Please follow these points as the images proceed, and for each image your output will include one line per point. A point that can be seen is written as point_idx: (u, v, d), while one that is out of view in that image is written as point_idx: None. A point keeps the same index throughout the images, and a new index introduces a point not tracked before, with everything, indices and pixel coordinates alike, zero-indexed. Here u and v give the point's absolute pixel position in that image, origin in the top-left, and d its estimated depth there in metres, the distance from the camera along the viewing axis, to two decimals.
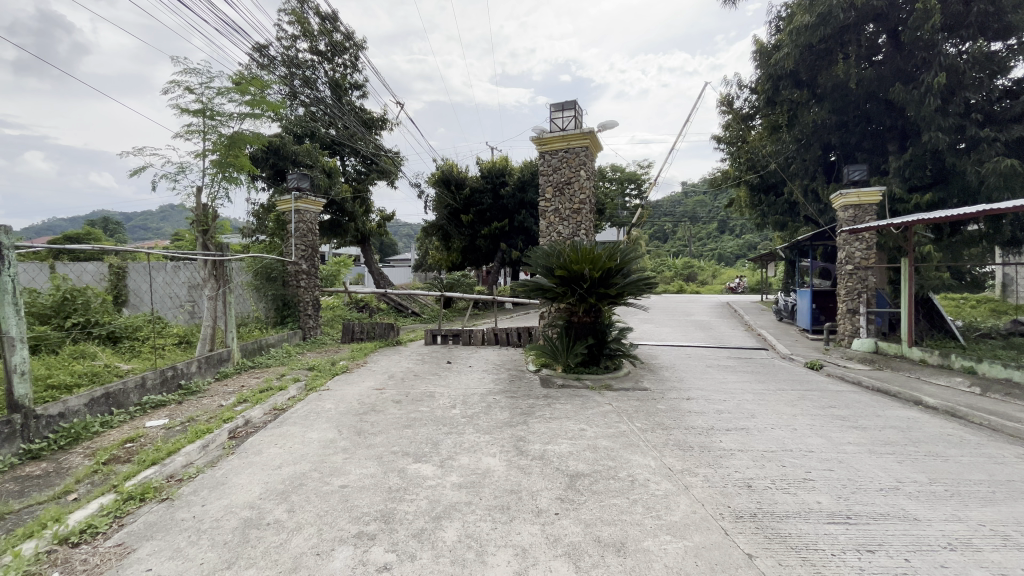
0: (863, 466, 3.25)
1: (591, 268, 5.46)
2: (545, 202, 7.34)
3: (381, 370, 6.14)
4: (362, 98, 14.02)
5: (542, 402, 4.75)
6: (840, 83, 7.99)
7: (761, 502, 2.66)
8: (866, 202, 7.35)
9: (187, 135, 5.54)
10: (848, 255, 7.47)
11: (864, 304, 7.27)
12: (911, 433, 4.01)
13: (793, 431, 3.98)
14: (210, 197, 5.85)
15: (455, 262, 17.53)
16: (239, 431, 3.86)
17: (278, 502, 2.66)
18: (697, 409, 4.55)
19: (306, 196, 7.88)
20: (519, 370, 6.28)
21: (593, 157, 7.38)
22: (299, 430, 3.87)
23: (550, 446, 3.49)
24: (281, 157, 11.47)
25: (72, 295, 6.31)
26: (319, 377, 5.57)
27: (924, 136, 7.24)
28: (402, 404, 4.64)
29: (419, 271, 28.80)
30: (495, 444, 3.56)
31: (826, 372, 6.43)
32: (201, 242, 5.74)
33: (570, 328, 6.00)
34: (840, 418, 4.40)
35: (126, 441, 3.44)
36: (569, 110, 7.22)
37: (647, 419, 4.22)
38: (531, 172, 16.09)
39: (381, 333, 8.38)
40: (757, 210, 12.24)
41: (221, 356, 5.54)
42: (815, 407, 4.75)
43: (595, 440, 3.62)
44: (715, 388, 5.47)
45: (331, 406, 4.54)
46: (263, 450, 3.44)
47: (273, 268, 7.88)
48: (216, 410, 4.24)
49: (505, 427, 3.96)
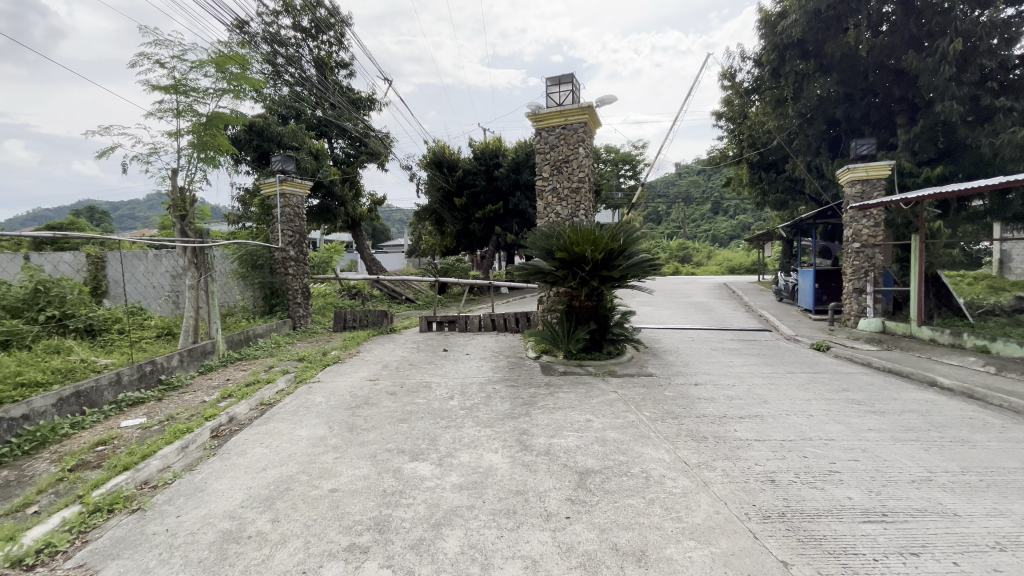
0: (890, 455, 3.05)
1: (593, 249, 5.20)
2: (542, 182, 7.03)
3: (375, 360, 5.88)
4: (350, 78, 13.48)
5: (544, 390, 4.52)
6: (848, 52, 7.59)
7: (788, 499, 2.45)
8: (875, 177, 7.09)
9: (162, 115, 5.14)
10: (855, 232, 7.23)
11: (871, 283, 7.05)
12: (931, 416, 3.83)
13: (810, 418, 3.78)
14: (188, 179, 5.45)
15: (449, 247, 17.34)
16: (222, 430, 3.61)
17: (261, 510, 2.42)
18: (707, 396, 4.35)
19: (292, 178, 7.54)
20: (519, 356, 6.05)
21: (592, 134, 7.06)
22: (287, 427, 3.63)
23: (556, 440, 3.27)
24: (265, 138, 10.97)
25: (45, 287, 5.95)
26: (309, 368, 5.31)
27: (937, 107, 6.93)
28: (397, 396, 4.40)
29: (413, 257, 28.50)
30: (497, 438, 3.34)
31: (835, 353, 6.24)
32: (179, 228, 5.38)
33: (571, 313, 5.77)
34: (856, 401, 4.22)
35: (98, 444, 3.17)
36: (567, 84, 6.89)
37: (656, 407, 4.01)
38: (525, 152, 15.71)
39: (375, 321, 8.15)
40: (757, 188, 11.97)
41: (205, 348, 5.26)
42: (827, 390, 4.57)
43: (603, 432, 3.41)
44: (723, 372, 5.28)
45: (321, 400, 4.29)
46: (248, 450, 3.20)
47: (259, 255, 7.50)
48: (198, 407, 3.97)
49: (507, 419, 3.74)
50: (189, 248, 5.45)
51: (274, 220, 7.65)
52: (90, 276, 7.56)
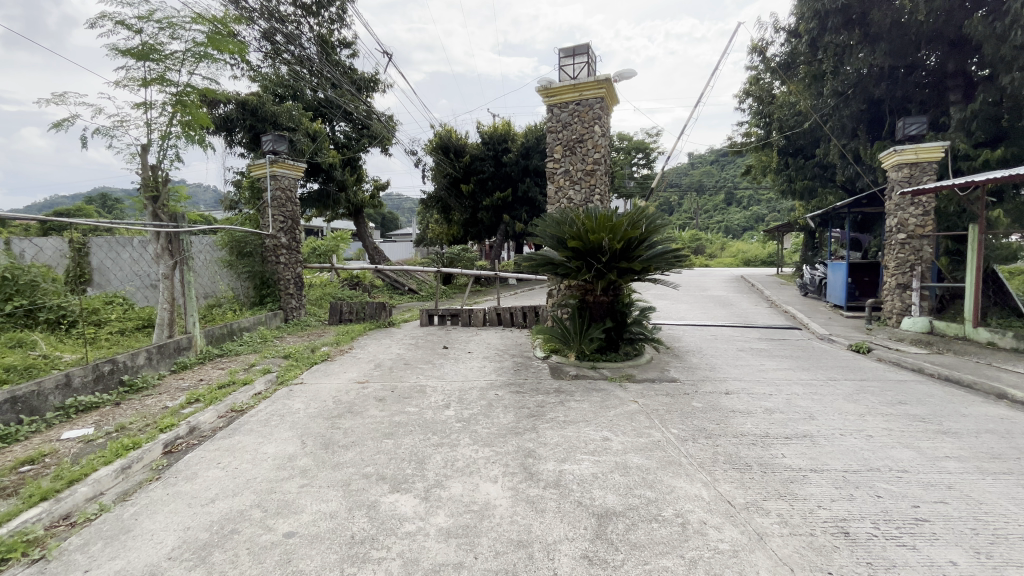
0: (985, 496, 2.44)
1: (611, 237, 4.61)
2: (554, 164, 6.42)
3: (367, 358, 5.36)
4: (352, 58, 12.83)
5: (554, 399, 3.95)
6: (899, 18, 6.77)
7: (873, 565, 1.87)
8: (925, 160, 6.37)
9: (129, 84, 4.60)
10: (901, 221, 6.53)
11: (918, 278, 6.36)
12: (1016, 440, 3.20)
13: (869, 440, 3.17)
14: (162, 157, 4.91)
15: (456, 236, 16.81)
16: (178, 445, 3.10)
17: (191, 565, 1.89)
18: (743, 409, 3.76)
19: (283, 160, 7.01)
20: (526, 356, 5.48)
21: (609, 111, 6.40)
22: (252, 442, 3.10)
23: (568, 467, 2.71)
24: (260, 118, 10.33)
25: (15, 274, 5.48)
26: (293, 368, 4.80)
27: (1002, 80, 6.14)
28: (385, 403, 3.86)
29: (420, 246, 28.04)
30: (497, 463, 2.78)
31: (878, 357, 5.59)
32: (150, 211, 4.88)
33: (584, 308, 5.19)
34: (918, 418, 3.61)
35: (23, 464, 2.68)
36: (582, 56, 6.24)
37: (684, 423, 3.43)
38: (535, 137, 15.05)
39: (372, 314, 7.62)
40: (784, 175, 11.21)
41: (178, 344, 4.76)
42: (880, 402, 3.95)
43: (624, 456, 2.84)
44: (755, 378, 4.67)
45: (299, 408, 3.76)
46: (199, 473, 2.68)
47: (247, 241, 7.00)
48: (156, 415, 3.46)
49: (509, 436, 3.18)
50: (161, 233, 4.94)
51: (264, 204, 7.13)
52: (71, 264, 7.09)
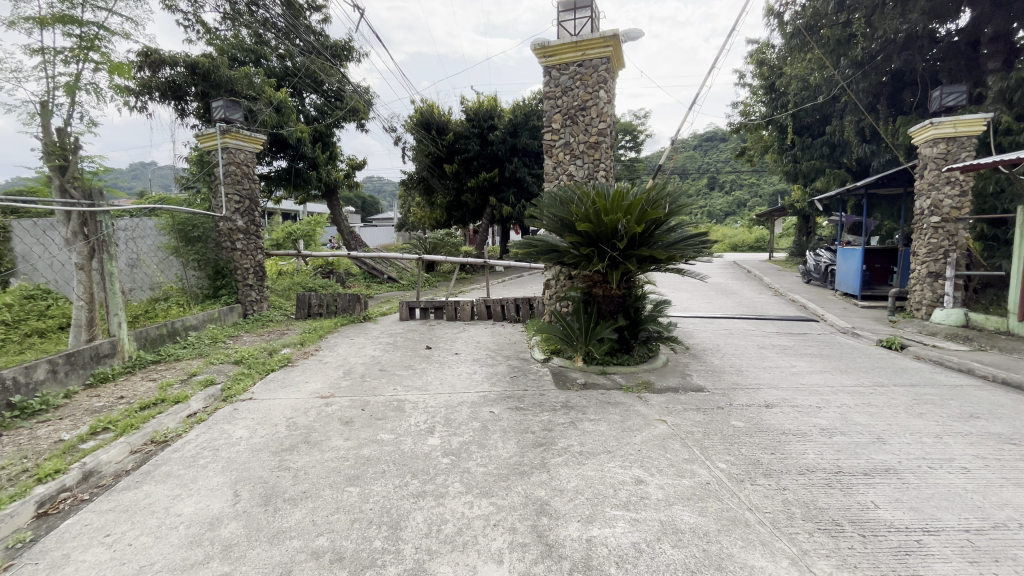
0: None
1: (627, 219, 3.83)
2: (552, 135, 5.58)
3: (335, 363, 4.53)
4: (322, 22, 11.65)
5: (562, 419, 3.20)
6: None
7: None
8: (963, 134, 5.73)
9: (21, 23, 3.62)
10: (935, 202, 5.90)
11: (952, 266, 5.76)
12: None
13: (969, 476, 2.50)
14: (71, 117, 3.94)
15: (440, 220, 15.92)
16: (59, 503, 2.25)
17: None
18: (795, 430, 3.07)
19: (236, 130, 6.03)
20: (523, 358, 4.72)
21: (614, 76, 5.57)
22: (165, 496, 2.28)
23: (598, 534, 1.96)
24: (212, 84, 9.10)
25: None
26: (243, 377, 3.97)
27: None
28: (353, 428, 3.06)
29: (402, 231, 27.02)
30: (502, 527, 2.02)
31: (916, 355, 4.99)
32: (56, 185, 3.93)
33: (590, 303, 4.42)
34: (1006, 440, 2.96)
35: None
36: (584, 10, 5.39)
37: (732, 453, 2.72)
38: (523, 114, 14.09)
39: (345, 307, 6.75)
40: (789, 156, 10.56)
41: (96, 351, 3.86)
42: (950, 418, 3.31)
43: (670, 512, 2.12)
44: (792, 385, 3.98)
45: (240, 437, 2.93)
46: (72, 557, 1.86)
47: (197, 224, 6.03)
48: (42, 455, 2.60)
49: (513, 479, 2.43)
50: (74, 213, 3.98)
51: (215, 180, 6.16)
52: None
